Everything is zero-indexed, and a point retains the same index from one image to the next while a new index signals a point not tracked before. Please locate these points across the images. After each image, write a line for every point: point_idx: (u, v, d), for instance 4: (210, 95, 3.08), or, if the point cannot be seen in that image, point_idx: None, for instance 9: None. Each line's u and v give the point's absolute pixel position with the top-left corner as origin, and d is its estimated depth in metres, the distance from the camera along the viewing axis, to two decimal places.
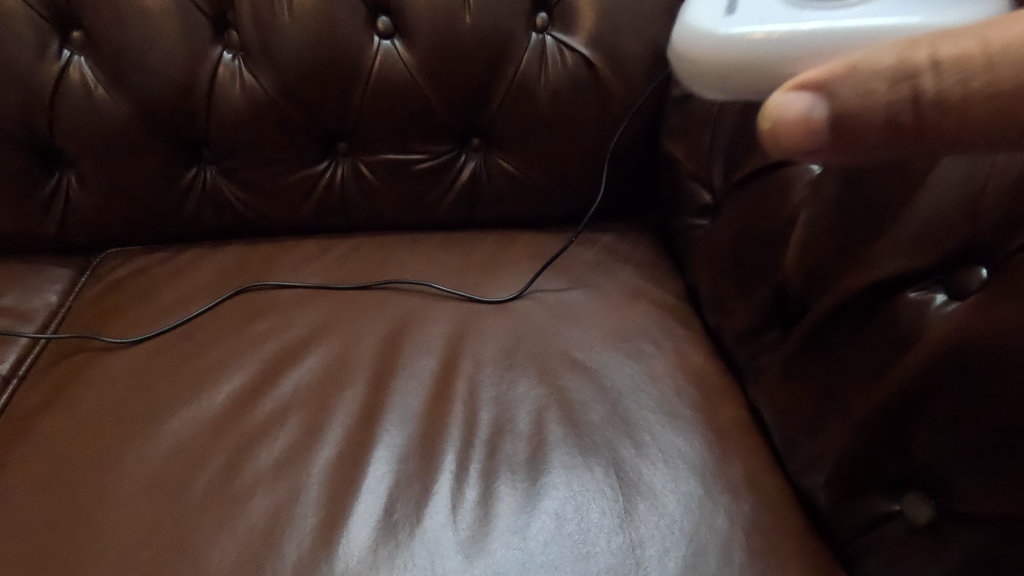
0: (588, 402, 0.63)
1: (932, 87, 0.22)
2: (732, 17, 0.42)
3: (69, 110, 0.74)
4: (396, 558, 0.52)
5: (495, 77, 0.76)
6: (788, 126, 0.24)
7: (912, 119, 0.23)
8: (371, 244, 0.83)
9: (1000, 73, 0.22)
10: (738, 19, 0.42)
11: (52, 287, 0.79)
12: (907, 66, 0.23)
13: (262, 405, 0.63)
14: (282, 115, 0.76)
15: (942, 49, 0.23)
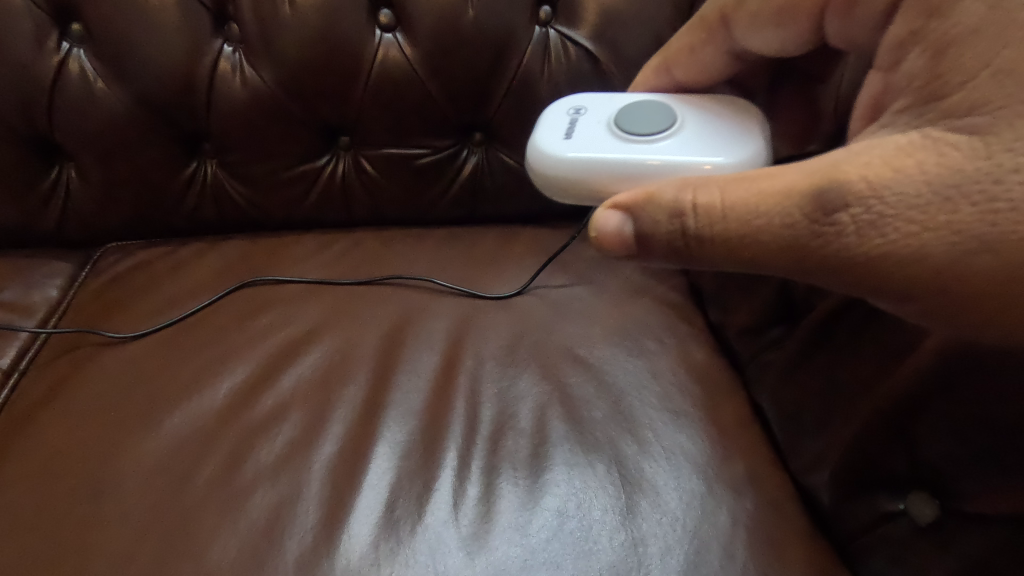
0: (591, 399, 0.62)
1: (689, 227, 0.43)
2: (568, 143, 0.55)
3: (68, 104, 0.74)
4: (397, 554, 0.52)
5: (497, 72, 0.75)
6: (608, 233, 0.46)
7: (680, 242, 0.44)
8: (373, 239, 0.82)
9: (724, 221, 0.42)
10: (573, 146, 0.54)
11: (52, 281, 0.78)
12: (677, 209, 0.43)
13: (263, 400, 0.63)
14: (284, 109, 0.76)
15: (698, 200, 0.43)
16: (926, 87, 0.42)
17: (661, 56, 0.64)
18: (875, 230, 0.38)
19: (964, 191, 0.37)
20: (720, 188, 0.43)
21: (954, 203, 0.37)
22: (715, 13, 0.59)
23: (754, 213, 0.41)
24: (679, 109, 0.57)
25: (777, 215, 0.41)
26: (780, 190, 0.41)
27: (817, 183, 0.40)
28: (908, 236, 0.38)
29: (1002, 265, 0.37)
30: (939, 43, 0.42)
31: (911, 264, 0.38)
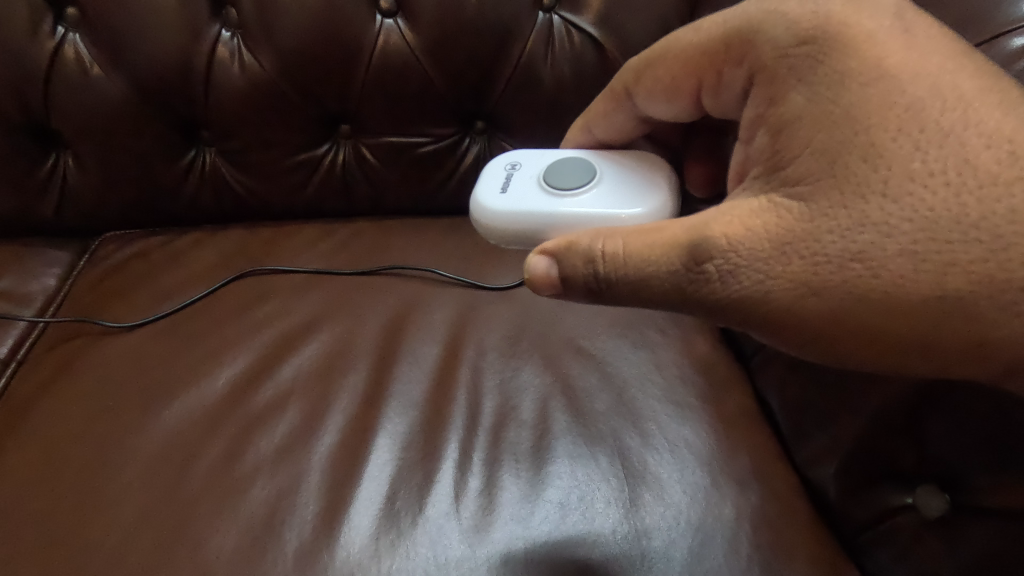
0: (593, 391, 0.62)
1: (599, 271, 0.44)
2: (503, 196, 0.57)
3: (64, 90, 0.73)
4: (398, 546, 0.51)
5: (499, 59, 0.74)
6: (537, 275, 0.47)
7: (592, 283, 0.45)
8: (374, 229, 0.81)
9: (619, 265, 0.44)
10: (506, 200, 0.57)
11: (51, 270, 0.78)
12: (586, 254, 0.45)
13: (262, 391, 0.62)
14: (283, 96, 0.75)
15: (604, 247, 0.44)
16: (769, 160, 0.44)
17: (582, 114, 0.63)
18: (737, 276, 0.41)
19: (796, 246, 0.40)
20: (621, 238, 0.44)
21: (791, 256, 0.40)
22: (620, 83, 0.58)
23: (647, 262, 0.43)
24: (600, 164, 0.58)
25: (662, 265, 0.42)
26: (663, 240, 0.43)
27: (690, 237, 0.42)
28: (758, 282, 0.41)
29: (829, 310, 0.40)
30: (776, 124, 0.44)
31: (759, 307, 0.41)
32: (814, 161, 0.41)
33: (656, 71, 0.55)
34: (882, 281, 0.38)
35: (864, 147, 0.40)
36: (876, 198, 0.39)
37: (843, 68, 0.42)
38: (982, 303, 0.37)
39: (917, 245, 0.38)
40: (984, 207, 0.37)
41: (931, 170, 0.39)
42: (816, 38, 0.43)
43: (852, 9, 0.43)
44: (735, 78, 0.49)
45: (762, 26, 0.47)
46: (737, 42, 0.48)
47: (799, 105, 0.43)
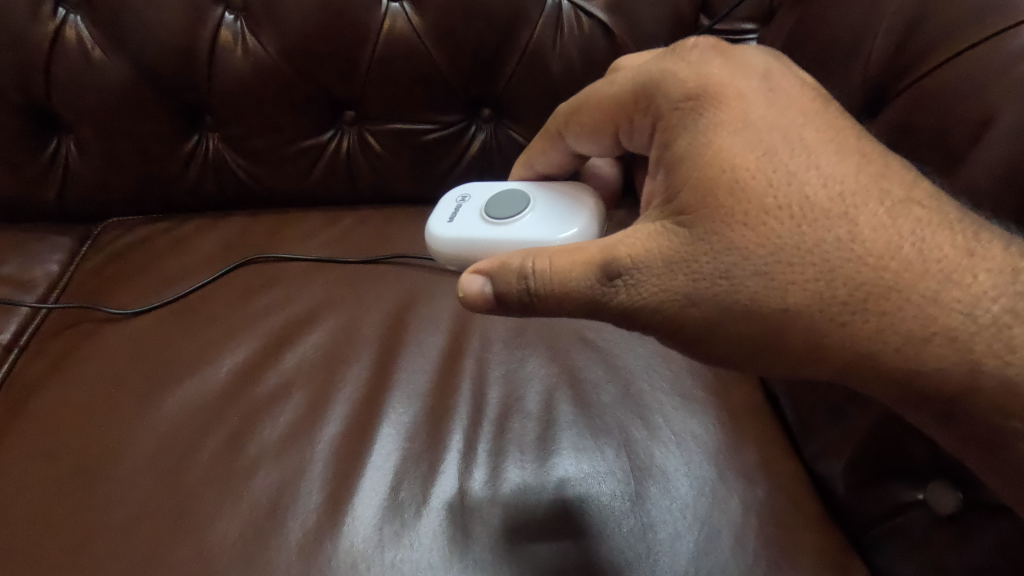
0: (599, 383, 0.61)
1: (530, 287, 0.45)
2: (449, 224, 0.57)
3: (66, 73, 0.72)
4: (401, 538, 0.51)
5: (507, 44, 0.73)
6: (471, 294, 0.47)
7: (518, 300, 0.46)
8: (379, 217, 0.80)
9: (538, 280, 0.45)
10: (453, 229, 0.57)
11: (53, 256, 0.77)
12: (517, 272, 0.45)
13: (266, 379, 0.62)
14: (286, 81, 0.73)
15: (532, 265, 0.45)
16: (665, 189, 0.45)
17: (522, 152, 0.62)
18: (637, 288, 0.43)
19: (681, 267, 0.42)
20: (546, 258, 0.45)
21: (676, 273, 0.43)
22: (552, 124, 0.57)
23: (565, 279, 0.44)
24: (537, 191, 0.57)
25: (577, 283, 0.44)
26: (580, 258, 0.44)
27: (602, 254, 0.44)
28: (651, 294, 0.43)
29: (705, 317, 0.43)
30: (669, 163, 0.46)
31: (645, 313, 0.44)
32: (695, 192, 0.43)
33: (581, 117, 0.54)
34: (743, 296, 0.42)
35: (730, 182, 0.42)
36: (739, 226, 0.42)
37: (717, 121, 0.44)
38: (817, 314, 0.41)
39: (768, 267, 0.41)
40: (817, 235, 0.41)
41: (781, 205, 0.42)
42: (701, 96, 0.45)
43: (728, 70, 0.46)
44: (643, 127, 0.50)
45: (660, 77, 0.48)
46: (639, 93, 0.49)
47: (684, 149, 0.45)
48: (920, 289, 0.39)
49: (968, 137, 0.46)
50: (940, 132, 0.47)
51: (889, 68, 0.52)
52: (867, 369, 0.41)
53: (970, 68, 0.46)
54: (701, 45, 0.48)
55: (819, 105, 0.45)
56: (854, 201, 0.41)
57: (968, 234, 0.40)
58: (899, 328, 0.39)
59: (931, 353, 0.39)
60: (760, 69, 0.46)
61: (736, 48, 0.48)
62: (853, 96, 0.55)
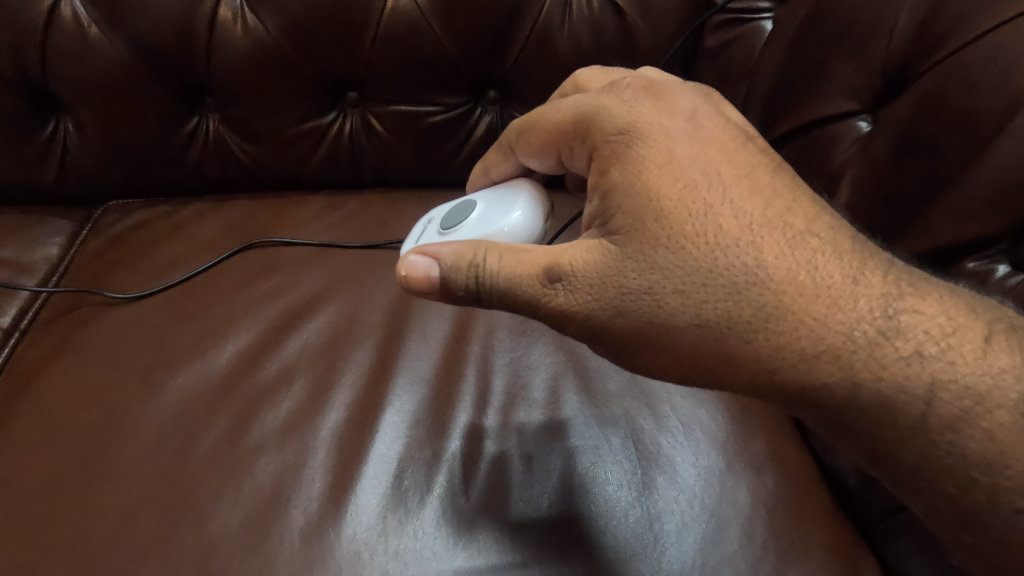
0: (605, 372, 0.60)
1: (479, 282, 0.44)
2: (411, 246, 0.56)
3: (61, 51, 0.70)
4: (404, 527, 0.50)
5: (514, 24, 0.71)
6: (414, 276, 0.45)
7: (462, 293, 0.45)
8: (382, 202, 0.79)
9: (481, 276, 0.44)
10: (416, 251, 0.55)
11: (53, 239, 0.76)
12: (467, 263, 0.44)
13: (267, 365, 0.61)
14: (287, 60, 0.72)
15: (481, 260, 0.44)
16: (600, 204, 0.44)
17: (480, 157, 0.59)
18: (573, 295, 0.42)
19: (609, 283, 0.41)
20: (498, 253, 0.44)
21: (607, 286, 0.41)
22: (505, 137, 0.55)
23: (511, 279, 0.43)
24: (483, 195, 0.55)
25: (521, 283, 0.43)
26: (525, 261, 0.43)
27: (548, 260, 0.43)
28: (583, 303, 0.42)
29: (635, 329, 0.41)
30: (602, 188, 0.44)
31: (576, 319, 0.43)
32: (628, 216, 0.42)
33: (529, 137, 0.51)
34: (662, 310, 0.40)
35: (653, 209, 0.41)
36: (661, 248, 0.40)
37: (642, 152, 0.43)
38: (725, 331, 0.39)
39: (684, 286, 0.40)
40: (726, 260, 0.39)
41: (698, 231, 0.40)
42: (632, 129, 0.43)
43: (657, 110, 0.44)
44: (581, 155, 0.47)
45: (594, 108, 0.46)
46: (572, 126, 0.47)
47: (614, 178, 0.43)
48: (813, 312, 0.38)
49: (996, 119, 0.44)
50: (966, 114, 0.45)
51: (913, 48, 0.50)
52: (768, 388, 0.39)
53: (998, 47, 0.44)
54: (634, 85, 0.46)
55: (740, 141, 0.43)
56: (762, 231, 0.40)
57: (855, 262, 0.39)
58: (794, 347, 0.38)
59: (820, 369, 0.38)
60: (685, 108, 0.44)
61: (666, 87, 0.46)
62: (873, 77, 0.53)
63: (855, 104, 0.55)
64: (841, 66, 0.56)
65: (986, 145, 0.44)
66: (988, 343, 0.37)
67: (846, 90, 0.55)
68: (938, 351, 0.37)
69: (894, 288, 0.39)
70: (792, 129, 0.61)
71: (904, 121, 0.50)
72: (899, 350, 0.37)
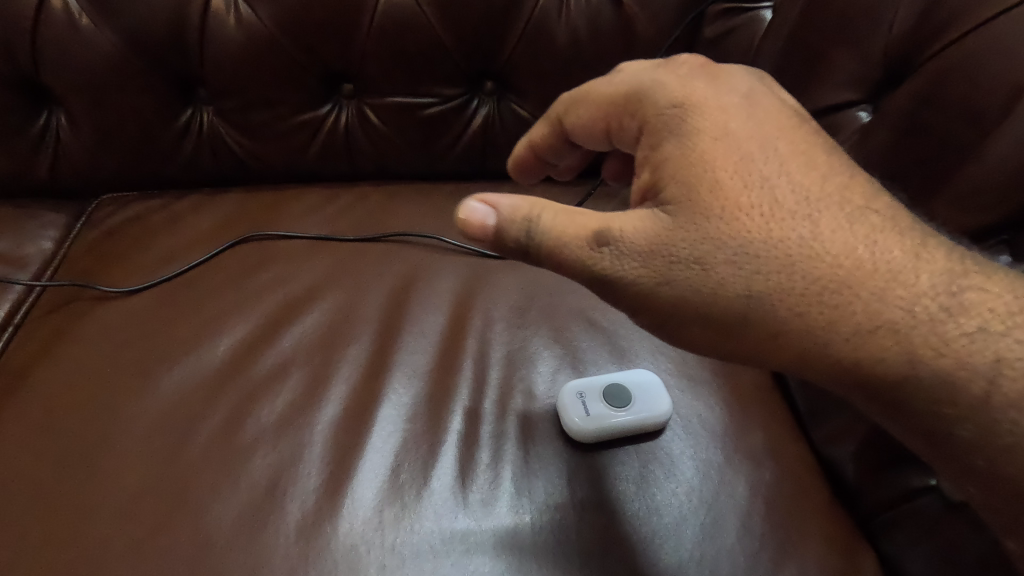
0: (601, 363, 0.60)
1: (530, 242, 0.44)
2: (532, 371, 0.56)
3: (52, 42, 0.69)
4: (402, 520, 0.50)
5: (511, 14, 0.70)
6: (472, 221, 0.45)
7: (511, 248, 0.44)
8: (378, 195, 0.78)
9: (533, 235, 0.43)
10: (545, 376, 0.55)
11: (46, 233, 0.75)
12: (522, 219, 0.44)
13: (263, 358, 0.61)
14: (282, 52, 0.71)
15: (534, 217, 0.44)
16: (651, 176, 0.43)
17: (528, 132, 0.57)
18: (621, 260, 0.41)
19: (659, 250, 0.40)
20: (552, 212, 0.44)
21: (657, 254, 0.41)
22: (554, 110, 0.54)
23: (562, 237, 0.43)
24: None
25: (571, 242, 0.42)
26: (580, 222, 0.43)
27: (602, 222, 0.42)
28: (631, 268, 0.41)
29: (681, 301, 0.40)
30: (654, 162, 0.43)
31: (617, 287, 0.42)
32: (680, 185, 0.41)
33: (578, 111, 0.51)
34: (711, 281, 0.40)
35: (708, 179, 0.41)
36: (714, 218, 0.40)
37: (697, 126, 0.42)
38: (777, 304, 0.39)
39: (736, 257, 0.39)
40: (781, 231, 0.39)
41: (752, 204, 0.40)
42: (687, 104, 0.43)
43: (712, 88, 0.44)
44: (631, 131, 0.47)
45: (649, 85, 0.45)
46: (624, 102, 0.47)
47: (667, 152, 0.43)
48: (870, 287, 0.38)
49: (999, 108, 0.43)
50: (968, 103, 0.45)
51: (914, 37, 0.49)
52: (819, 363, 0.39)
53: (1000, 35, 0.44)
54: (689, 63, 0.46)
55: (795, 121, 0.44)
56: (818, 205, 0.40)
57: (915, 240, 0.40)
58: (851, 320, 0.38)
59: (876, 344, 0.38)
60: (740, 89, 0.44)
61: (720, 69, 0.46)
62: (874, 65, 0.53)
63: (854, 94, 0.55)
64: (841, 56, 0.55)
65: (988, 135, 0.44)
66: (989, 335, 0.37)
67: (846, 81, 0.55)
68: (1004, 329, 0.37)
69: (957, 266, 0.39)
70: None
71: (905, 112, 0.50)
72: (962, 327, 0.37)
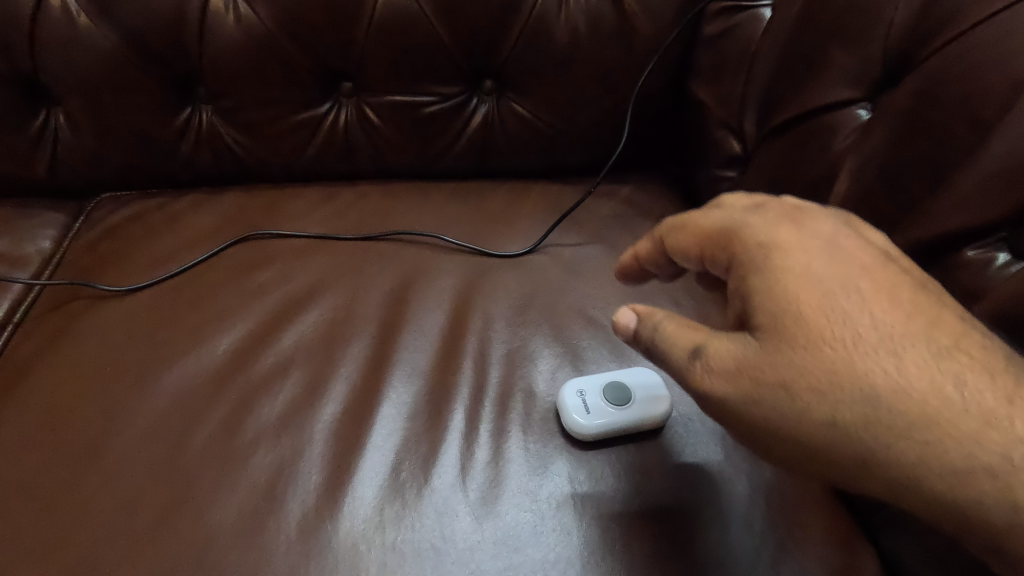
0: (602, 362, 0.60)
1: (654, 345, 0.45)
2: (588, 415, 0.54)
3: (51, 41, 0.69)
4: (403, 518, 0.50)
5: (510, 12, 0.70)
6: (620, 324, 0.48)
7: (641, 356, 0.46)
8: (377, 194, 0.78)
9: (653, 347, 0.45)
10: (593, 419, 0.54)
11: (45, 232, 0.75)
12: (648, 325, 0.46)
13: (263, 358, 0.61)
14: (281, 50, 0.71)
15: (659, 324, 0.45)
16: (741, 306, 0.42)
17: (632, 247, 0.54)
18: (711, 377, 0.41)
19: (747, 373, 0.40)
20: (673, 322, 0.45)
21: (745, 376, 0.40)
22: (658, 230, 0.51)
23: (670, 347, 0.44)
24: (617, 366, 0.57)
25: (676, 354, 0.43)
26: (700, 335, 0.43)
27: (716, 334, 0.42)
28: (720, 387, 0.40)
29: (765, 426, 0.39)
30: (744, 289, 0.42)
31: (713, 404, 0.41)
32: (765, 314, 0.40)
33: (676, 236, 0.49)
34: (796, 407, 0.38)
35: (793, 314, 0.39)
36: (800, 349, 0.38)
37: (783, 263, 0.41)
38: (865, 436, 0.37)
39: (824, 387, 0.38)
40: (870, 365, 0.37)
41: (840, 339, 0.38)
42: (774, 245, 0.42)
43: (796, 230, 0.42)
44: (722, 264, 0.45)
45: (739, 223, 0.44)
46: (716, 236, 0.45)
47: (755, 286, 0.41)
48: (963, 427, 0.36)
49: (998, 106, 0.43)
50: (967, 100, 0.45)
51: (912, 35, 0.50)
52: (910, 494, 0.37)
53: (996, 34, 0.44)
54: (771, 208, 0.45)
55: (880, 258, 0.41)
56: (907, 345, 0.37)
57: (1009, 385, 0.37)
58: (942, 459, 0.36)
59: (970, 484, 0.35)
60: (824, 232, 0.42)
61: (806, 211, 0.44)
62: (873, 64, 0.53)
63: (853, 92, 0.54)
64: (840, 54, 0.55)
65: (988, 133, 0.44)
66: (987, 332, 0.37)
67: (845, 79, 0.55)
68: None
69: None
70: (787, 120, 0.60)
71: (904, 110, 0.50)
72: None
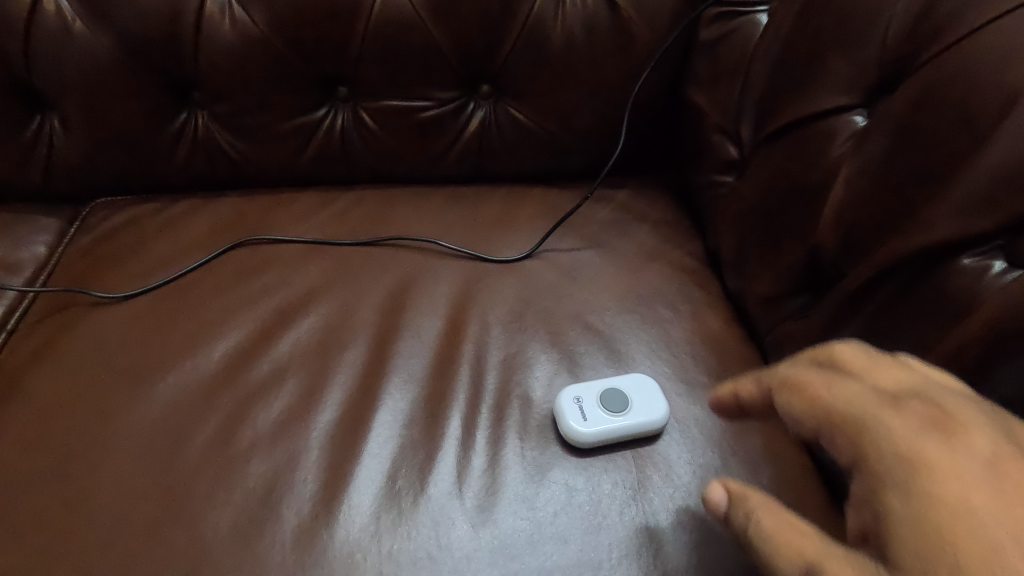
0: (599, 368, 0.60)
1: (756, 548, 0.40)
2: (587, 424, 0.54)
3: (45, 46, 0.69)
4: (399, 526, 0.50)
5: (507, 17, 0.70)
6: (710, 500, 0.45)
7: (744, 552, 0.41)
8: (373, 199, 0.78)
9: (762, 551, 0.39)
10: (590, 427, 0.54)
11: (40, 238, 0.74)
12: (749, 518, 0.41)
13: (259, 364, 0.60)
14: (277, 55, 0.71)
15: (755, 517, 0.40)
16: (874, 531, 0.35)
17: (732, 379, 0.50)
18: None
19: None
20: (767, 513, 0.40)
21: None
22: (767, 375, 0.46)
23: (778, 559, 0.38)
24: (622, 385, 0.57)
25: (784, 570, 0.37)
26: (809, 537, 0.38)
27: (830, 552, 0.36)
28: None
29: None
30: (875, 520, 0.35)
31: None
32: (902, 551, 0.33)
33: (789, 397, 0.43)
34: None
35: (942, 562, 0.31)
36: None
37: (929, 492, 0.34)
38: None
39: None
40: None
41: None
42: (913, 462, 0.35)
43: (947, 447, 0.35)
44: (846, 455, 0.38)
45: (866, 416, 0.38)
46: (840, 423, 0.39)
47: (891, 512, 0.34)
48: None
49: (994, 113, 0.43)
50: (963, 107, 0.45)
51: (908, 42, 0.50)
52: None
53: (992, 41, 0.44)
54: (915, 401, 0.38)
55: None
56: None
57: None
58: None
59: None
60: (983, 449, 0.35)
61: (962, 417, 0.36)
62: (869, 70, 0.53)
63: (850, 98, 0.54)
64: (836, 60, 0.55)
65: (983, 139, 0.44)
66: None
67: (841, 85, 0.55)
68: None
69: None
70: (782, 126, 0.60)
71: (899, 117, 0.50)
72: None
